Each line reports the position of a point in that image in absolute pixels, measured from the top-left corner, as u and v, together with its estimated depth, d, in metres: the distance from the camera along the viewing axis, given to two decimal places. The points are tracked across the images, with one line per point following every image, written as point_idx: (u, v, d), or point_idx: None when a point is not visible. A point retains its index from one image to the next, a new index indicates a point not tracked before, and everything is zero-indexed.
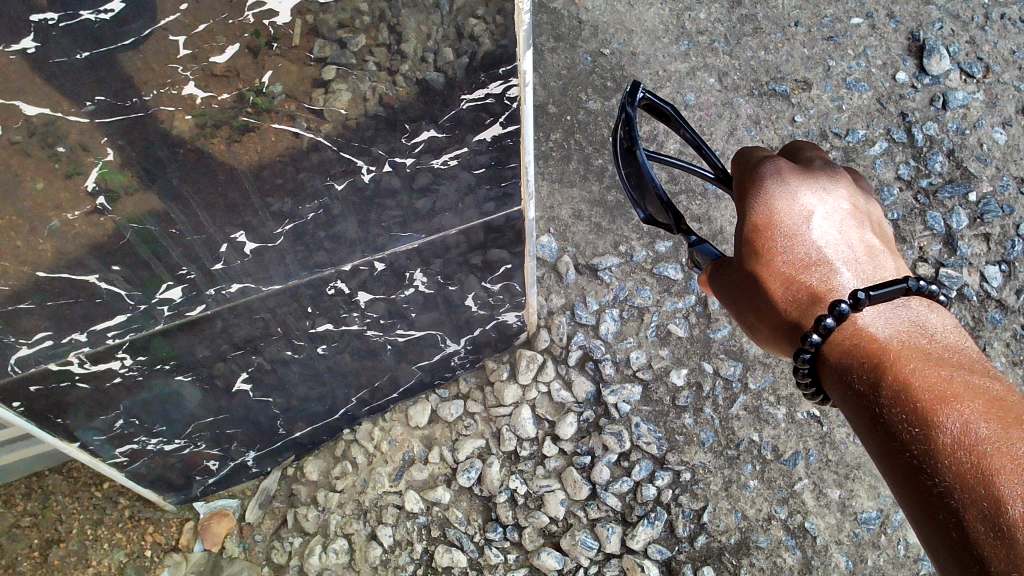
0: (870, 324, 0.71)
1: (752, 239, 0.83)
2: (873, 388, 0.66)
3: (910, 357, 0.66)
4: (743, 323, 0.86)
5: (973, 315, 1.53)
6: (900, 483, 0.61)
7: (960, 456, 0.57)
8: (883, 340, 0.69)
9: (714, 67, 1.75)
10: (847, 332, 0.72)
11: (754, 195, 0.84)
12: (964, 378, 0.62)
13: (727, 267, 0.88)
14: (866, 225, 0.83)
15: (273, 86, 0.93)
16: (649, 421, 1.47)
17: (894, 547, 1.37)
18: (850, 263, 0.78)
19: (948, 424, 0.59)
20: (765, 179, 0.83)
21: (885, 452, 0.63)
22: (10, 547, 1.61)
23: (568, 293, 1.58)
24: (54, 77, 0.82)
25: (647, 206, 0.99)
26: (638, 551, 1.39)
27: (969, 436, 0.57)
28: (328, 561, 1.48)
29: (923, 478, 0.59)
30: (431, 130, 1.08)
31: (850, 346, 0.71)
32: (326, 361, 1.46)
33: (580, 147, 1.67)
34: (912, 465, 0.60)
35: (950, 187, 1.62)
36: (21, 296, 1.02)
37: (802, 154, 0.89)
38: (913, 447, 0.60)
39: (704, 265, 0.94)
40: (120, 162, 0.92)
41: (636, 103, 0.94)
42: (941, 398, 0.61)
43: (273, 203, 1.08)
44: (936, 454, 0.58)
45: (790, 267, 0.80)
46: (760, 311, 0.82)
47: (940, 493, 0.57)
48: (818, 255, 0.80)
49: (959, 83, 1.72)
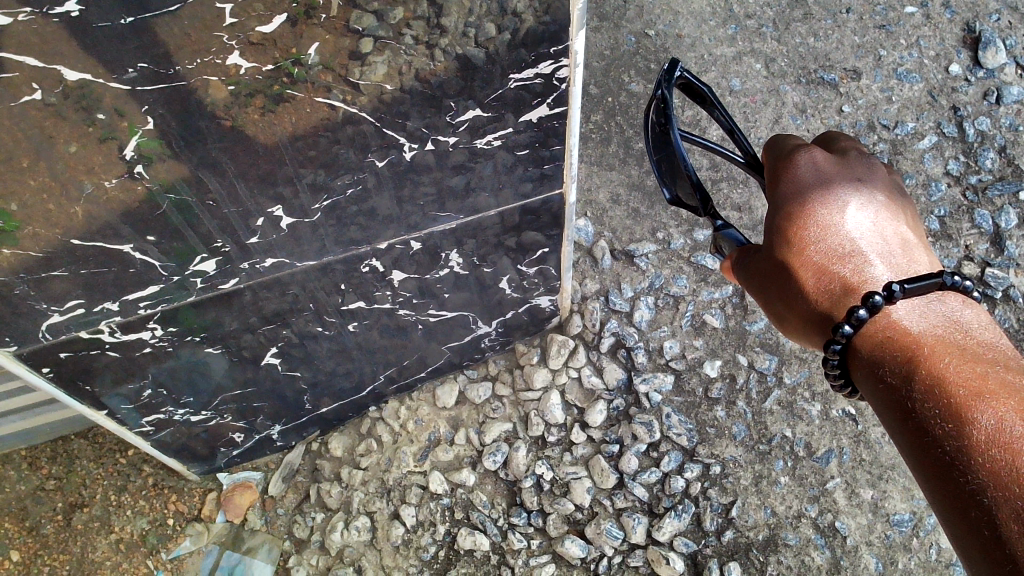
0: (904, 317, 0.68)
1: (783, 228, 0.80)
2: (905, 382, 0.63)
3: (945, 351, 0.63)
4: (768, 311, 0.83)
5: (1018, 317, 1.49)
6: (930, 480, 0.59)
7: (995, 454, 0.55)
8: (917, 333, 0.66)
9: (762, 53, 1.70)
10: (880, 325, 0.69)
11: (788, 186, 0.81)
12: (1001, 374, 0.59)
13: (755, 255, 0.84)
14: (901, 218, 0.79)
15: (310, 56, 0.91)
16: (680, 412, 1.44)
17: (926, 551, 1.35)
18: (884, 256, 0.75)
19: (983, 419, 0.56)
20: (802, 174, 0.81)
21: (915, 448, 0.60)
22: (34, 509, 1.61)
23: (602, 278, 1.55)
24: (95, 42, 0.81)
25: (675, 188, 0.97)
26: (663, 543, 1.37)
27: (1005, 433, 0.55)
28: (350, 538, 1.48)
29: (955, 475, 0.56)
30: (475, 109, 1.06)
31: (882, 340, 0.67)
32: (355, 337, 1.44)
33: (620, 130, 1.63)
34: (944, 462, 0.57)
35: (1000, 185, 1.58)
36: (52, 262, 1.01)
37: (837, 146, 0.86)
38: (945, 443, 0.58)
39: (726, 251, 0.91)
40: (157, 131, 0.91)
41: (673, 83, 0.93)
42: (976, 394, 0.58)
43: (309, 174, 1.06)
44: (970, 451, 0.56)
45: (822, 258, 0.77)
46: (788, 301, 0.78)
47: (972, 491, 0.55)
48: (851, 246, 0.76)
49: (1014, 77, 1.67)
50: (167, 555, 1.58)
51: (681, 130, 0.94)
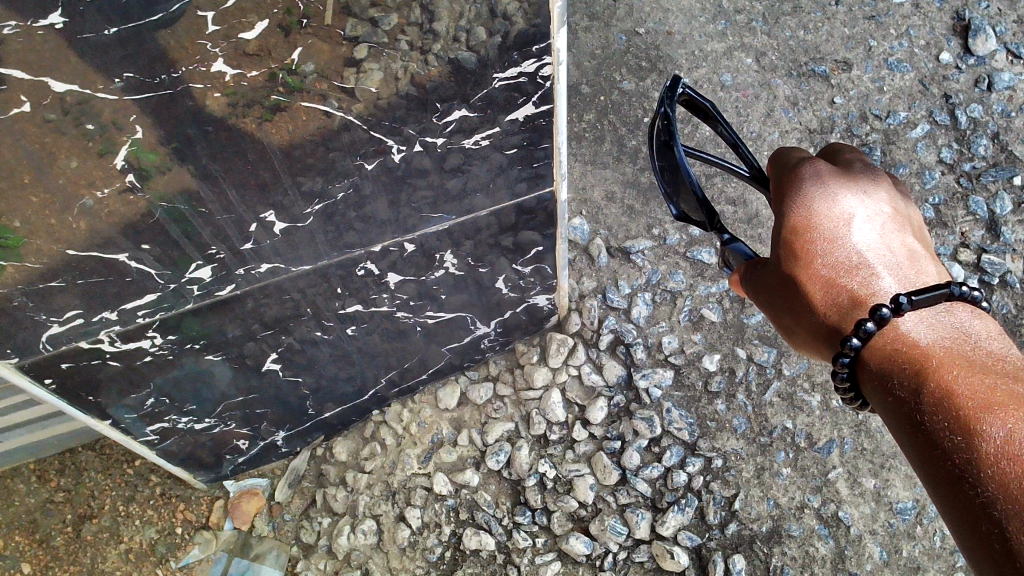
0: (913, 329, 0.67)
1: (789, 240, 0.79)
2: (914, 394, 0.62)
3: (954, 363, 0.62)
4: (778, 325, 0.82)
5: (1016, 302, 1.49)
6: (941, 493, 0.58)
7: (1004, 466, 0.54)
8: (925, 345, 0.65)
9: (752, 47, 1.71)
10: (888, 338, 0.68)
11: (792, 197, 0.80)
12: (1011, 385, 0.58)
13: (762, 268, 0.83)
14: (908, 229, 0.79)
15: (304, 64, 0.92)
16: (681, 406, 1.45)
17: (930, 538, 1.35)
18: (893, 268, 0.75)
19: (992, 431, 0.56)
20: (804, 183, 0.79)
21: (927, 461, 0.59)
22: (44, 522, 1.63)
23: (599, 276, 1.56)
24: (83, 54, 0.81)
25: (680, 202, 0.95)
26: (667, 537, 1.38)
27: (1014, 445, 0.54)
28: (357, 541, 1.49)
29: (965, 488, 0.55)
30: (462, 110, 1.07)
31: (891, 353, 0.67)
32: (356, 342, 1.46)
33: (613, 128, 1.64)
34: (953, 474, 0.57)
35: (994, 171, 1.59)
36: (52, 275, 1.02)
37: (841, 155, 0.84)
38: (954, 456, 0.57)
39: (735, 264, 0.90)
40: (151, 141, 0.92)
41: (675, 98, 0.91)
42: (984, 405, 0.57)
43: (304, 182, 1.07)
44: (979, 463, 0.55)
45: (829, 271, 0.76)
46: (798, 314, 0.77)
47: (982, 504, 0.54)
48: (859, 259, 0.76)
49: (1005, 64, 1.68)
50: (176, 564, 1.59)
51: (685, 144, 0.92)
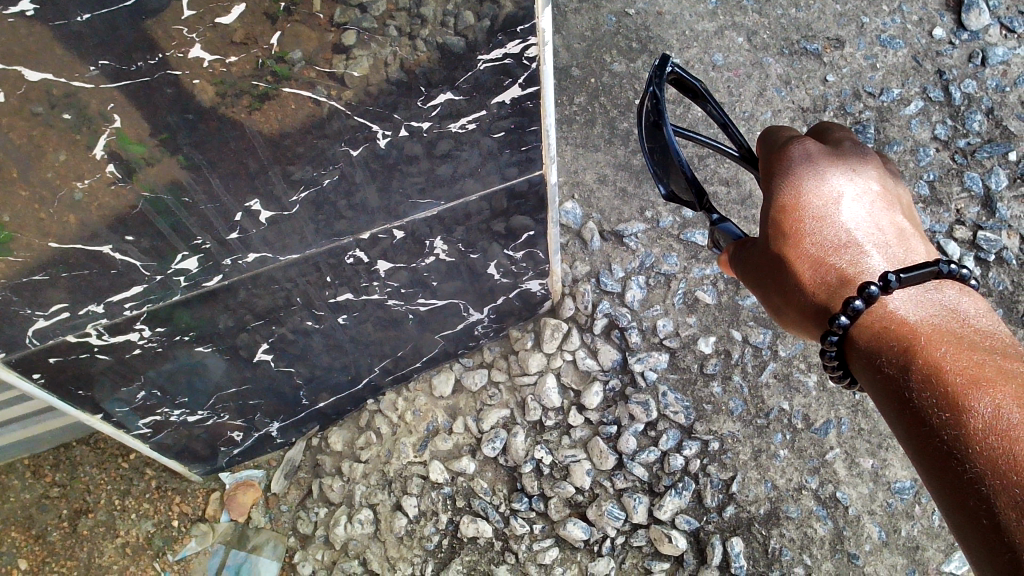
0: (900, 307, 0.66)
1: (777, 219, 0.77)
2: (902, 371, 0.61)
3: (942, 340, 0.61)
4: (766, 304, 0.80)
5: (1013, 279, 1.48)
6: (929, 469, 0.57)
7: (993, 442, 0.53)
8: (913, 323, 0.64)
9: (743, 26, 1.69)
10: (876, 316, 0.66)
11: (780, 176, 0.78)
12: (998, 363, 0.57)
13: (750, 247, 0.82)
14: (896, 208, 0.78)
15: (292, 52, 0.91)
16: (676, 389, 1.44)
17: (928, 517, 1.35)
18: (881, 247, 0.74)
19: (979, 407, 0.55)
20: (793, 162, 0.78)
21: (914, 438, 0.58)
22: (40, 518, 1.62)
23: (592, 259, 1.55)
24: (59, 41, 0.79)
25: (669, 182, 0.94)
26: (665, 521, 1.37)
27: (1001, 422, 0.53)
28: (354, 531, 1.49)
29: (952, 464, 0.54)
30: (449, 93, 1.05)
31: (878, 331, 0.65)
32: (348, 331, 1.45)
33: (604, 110, 1.63)
34: (940, 451, 0.56)
35: (989, 147, 1.57)
36: (36, 269, 1.01)
37: (829, 133, 0.82)
38: (942, 432, 0.56)
39: (723, 245, 0.88)
40: (136, 132, 0.90)
41: (664, 78, 0.90)
42: (972, 382, 0.56)
43: (292, 171, 1.05)
44: (967, 439, 0.54)
45: (818, 249, 0.75)
46: (787, 293, 0.76)
47: (970, 480, 0.53)
48: (846, 238, 0.75)
49: (999, 38, 1.66)
50: (173, 557, 1.58)
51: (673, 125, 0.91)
